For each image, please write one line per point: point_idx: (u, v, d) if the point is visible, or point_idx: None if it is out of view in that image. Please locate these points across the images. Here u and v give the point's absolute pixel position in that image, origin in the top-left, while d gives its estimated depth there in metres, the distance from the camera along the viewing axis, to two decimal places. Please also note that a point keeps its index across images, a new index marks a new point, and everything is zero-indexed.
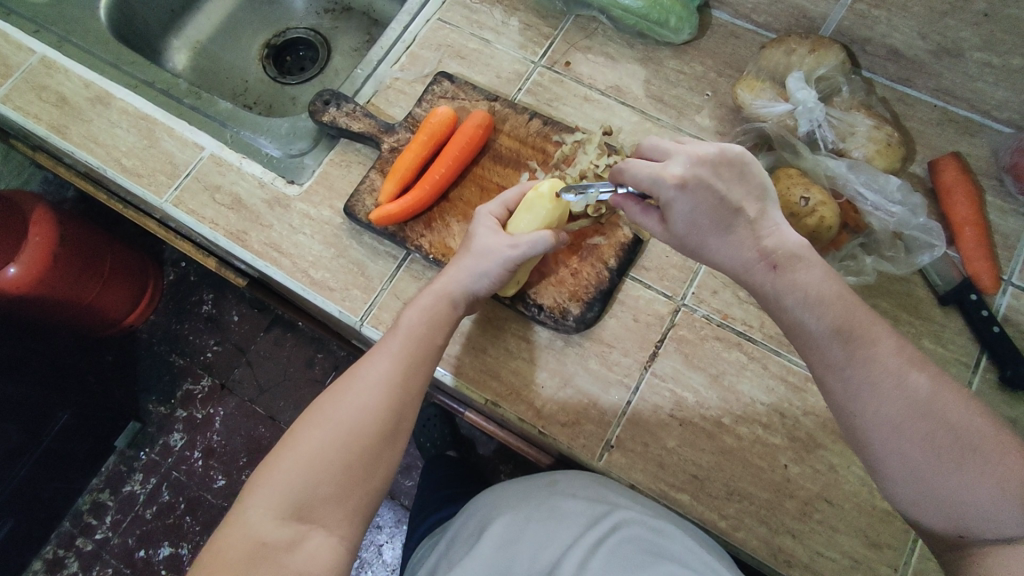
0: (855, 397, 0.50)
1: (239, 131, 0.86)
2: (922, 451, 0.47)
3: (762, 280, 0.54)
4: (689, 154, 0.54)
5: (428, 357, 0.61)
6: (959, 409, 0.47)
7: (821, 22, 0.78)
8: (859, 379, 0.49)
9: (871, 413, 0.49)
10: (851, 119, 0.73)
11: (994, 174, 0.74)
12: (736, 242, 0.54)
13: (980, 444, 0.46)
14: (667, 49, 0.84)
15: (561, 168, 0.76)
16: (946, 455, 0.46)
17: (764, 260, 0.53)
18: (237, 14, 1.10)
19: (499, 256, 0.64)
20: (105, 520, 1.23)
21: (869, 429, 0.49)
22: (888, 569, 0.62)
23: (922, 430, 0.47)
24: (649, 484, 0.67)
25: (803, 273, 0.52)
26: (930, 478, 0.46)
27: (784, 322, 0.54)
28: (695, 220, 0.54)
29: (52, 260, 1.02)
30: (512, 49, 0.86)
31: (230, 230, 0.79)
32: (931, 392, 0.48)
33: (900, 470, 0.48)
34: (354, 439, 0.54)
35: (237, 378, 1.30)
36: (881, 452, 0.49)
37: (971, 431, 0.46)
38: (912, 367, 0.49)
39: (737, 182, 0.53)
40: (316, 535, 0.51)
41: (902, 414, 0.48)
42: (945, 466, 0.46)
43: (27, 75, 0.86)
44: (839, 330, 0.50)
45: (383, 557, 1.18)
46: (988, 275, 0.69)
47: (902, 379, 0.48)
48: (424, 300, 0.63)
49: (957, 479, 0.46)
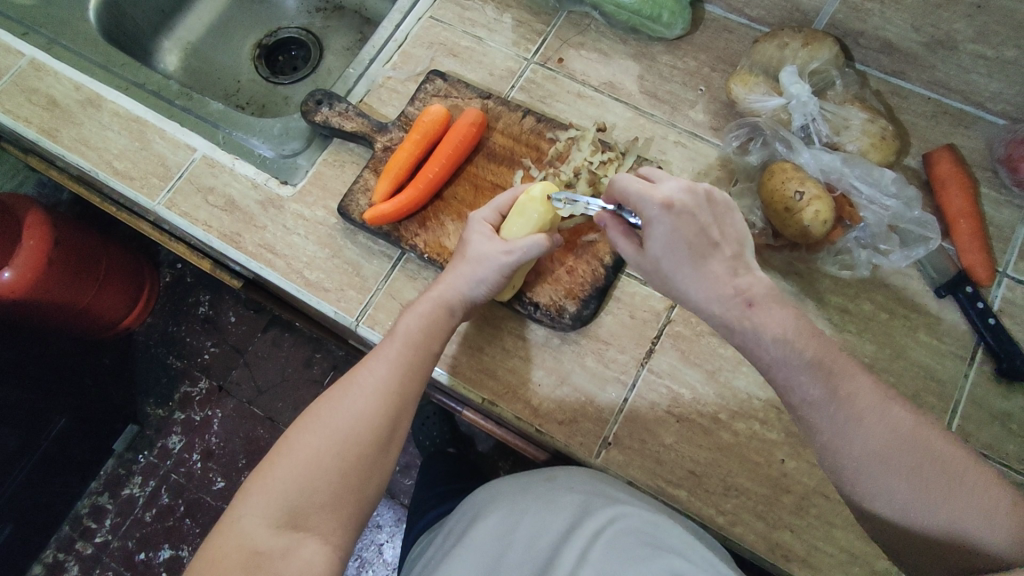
0: (842, 434, 0.49)
1: (232, 132, 0.84)
2: (910, 484, 0.47)
3: (737, 318, 0.53)
4: (677, 183, 0.55)
5: (423, 366, 0.61)
6: (938, 440, 0.48)
7: (815, 16, 0.77)
8: (845, 416, 0.49)
9: (858, 448, 0.49)
10: (846, 113, 0.73)
11: (989, 166, 0.74)
12: (711, 273, 0.54)
13: (963, 475, 0.47)
14: (660, 44, 0.84)
15: (555, 165, 0.76)
16: (934, 487, 0.47)
17: (740, 296, 0.53)
18: (228, 14, 1.09)
19: (495, 263, 0.63)
20: (105, 523, 1.23)
21: (856, 465, 0.49)
22: (886, 563, 0.62)
23: (909, 464, 0.47)
24: (648, 481, 0.67)
25: (775, 313, 0.52)
26: (918, 513, 0.47)
27: (762, 360, 0.53)
28: (673, 243, 0.54)
29: (47, 264, 1.01)
30: (505, 46, 0.86)
31: (224, 232, 0.78)
32: (914, 426, 0.49)
33: (886, 500, 0.48)
34: (350, 448, 0.54)
35: (234, 379, 1.29)
36: (870, 484, 0.49)
37: (954, 463, 0.47)
38: (892, 402, 0.50)
39: (719, 219, 0.54)
40: (310, 542, 0.50)
41: (888, 448, 0.48)
42: (933, 497, 0.47)
43: (17, 79, 0.86)
44: (818, 364, 0.50)
45: (383, 557, 1.18)
46: (983, 268, 0.69)
47: (886, 413, 0.49)
48: (422, 306, 0.63)
49: (946, 511, 0.46)
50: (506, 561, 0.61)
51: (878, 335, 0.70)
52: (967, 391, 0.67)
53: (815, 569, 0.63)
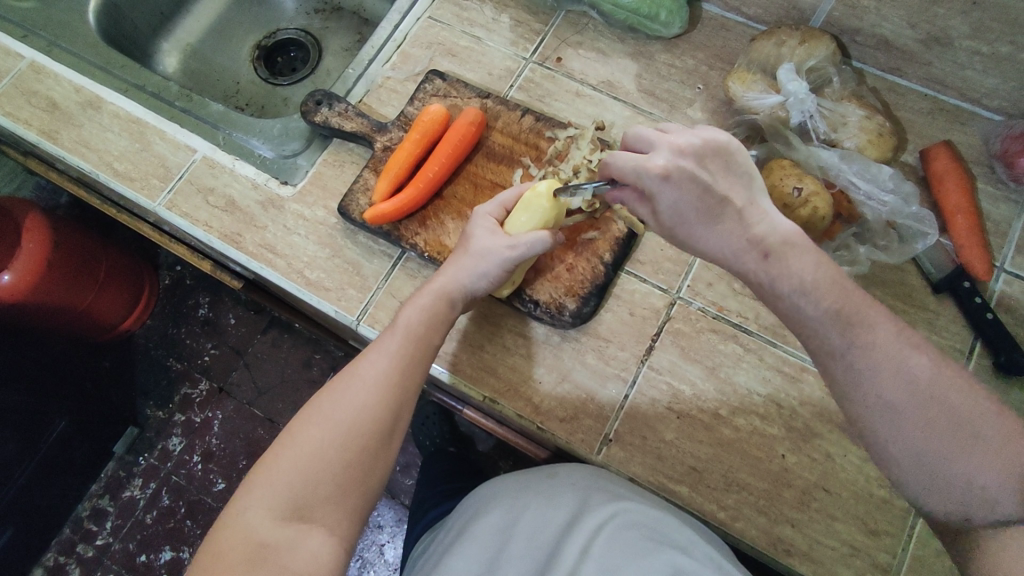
0: (859, 384, 0.49)
1: (231, 132, 0.85)
2: (927, 436, 0.46)
3: (753, 268, 0.54)
4: (672, 147, 0.55)
5: (423, 358, 0.61)
6: (960, 391, 0.47)
7: (812, 13, 0.77)
8: (860, 367, 0.49)
9: (873, 398, 0.48)
10: (842, 109, 0.73)
11: (986, 162, 0.75)
12: (725, 232, 0.54)
13: (982, 429, 0.45)
14: (658, 43, 0.84)
15: (554, 164, 0.76)
16: (950, 443, 0.46)
17: (755, 248, 0.53)
18: (227, 15, 1.09)
19: (498, 258, 0.64)
20: (106, 526, 1.23)
21: (872, 416, 0.48)
22: (886, 556, 0.63)
23: (925, 416, 0.46)
24: (648, 477, 0.67)
25: (792, 261, 0.52)
26: (936, 466, 0.46)
27: (780, 306, 0.54)
28: (681, 212, 0.55)
29: (46, 268, 1.01)
30: (504, 45, 0.86)
31: (224, 233, 0.79)
32: (933, 376, 0.47)
33: (903, 455, 0.47)
34: (353, 439, 0.54)
35: (235, 381, 1.29)
36: (886, 437, 0.48)
37: (974, 414, 0.46)
38: (912, 349, 0.48)
39: (722, 175, 0.54)
40: (315, 535, 0.51)
41: (905, 400, 0.47)
42: (947, 451, 0.46)
43: (17, 81, 0.86)
44: (836, 315, 0.50)
45: (385, 557, 1.18)
46: (981, 262, 0.69)
47: (904, 363, 0.48)
48: (423, 299, 0.63)
49: (961, 466, 0.45)
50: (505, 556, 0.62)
51: None
52: None
53: (816, 563, 0.63)
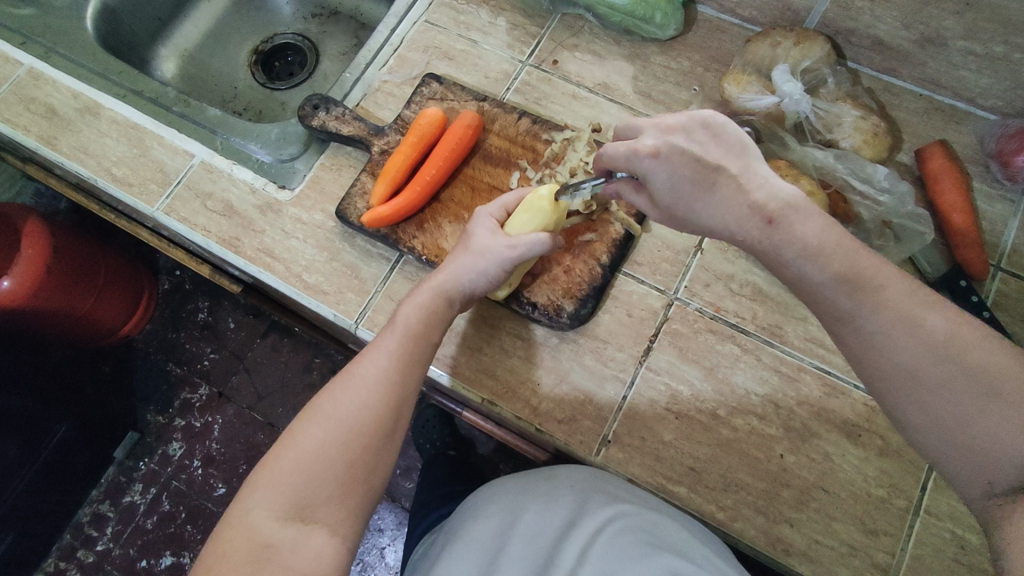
0: (872, 346, 0.47)
1: (229, 137, 0.86)
2: (944, 398, 0.44)
3: (758, 237, 0.51)
4: (658, 126, 0.54)
5: (422, 357, 0.61)
6: (980, 348, 0.44)
7: (806, 15, 0.77)
8: (874, 328, 0.47)
9: (885, 364, 0.46)
10: (838, 110, 0.74)
11: (981, 161, 0.75)
12: (724, 201, 0.52)
13: (1004, 388, 0.42)
14: (653, 45, 0.84)
15: (551, 166, 0.77)
16: (969, 399, 0.43)
17: (759, 214, 0.51)
18: (225, 20, 1.09)
19: (499, 256, 0.64)
20: (106, 531, 1.23)
21: (885, 378, 0.46)
22: (885, 556, 0.63)
23: (940, 376, 0.44)
24: (647, 478, 0.67)
25: (796, 227, 0.50)
26: (956, 427, 0.44)
27: (789, 279, 0.51)
28: (676, 188, 0.54)
29: (45, 273, 1.01)
30: (500, 48, 0.87)
31: (223, 237, 0.79)
32: (948, 333, 0.45)
33: (923, 419, 0.45)
34: (355, 438, 0.54)
35: (234, 385, 1.30)
36: (903, 402, 0.46)
37: (994, 371, 0.43)
38: (927, 309, 0.46)
39: (716, 145, 0.52)
40: (318, 535, 0.51)
41: (919, 362, 0.45)
42: (965, 408, 0.43)
43: (15, 87, 0.86)
44: (843, 279, 0.48)
45: (385, 561, 1.18)
46: (978, 260, 0.70)
47: (917, 324, 0.45)
48: (422, 297, 0.63)
49: (986, 425, 0.43)
50: (506, 554, 0.61)
51: None
52: None
53: (816, 563, 0.63)
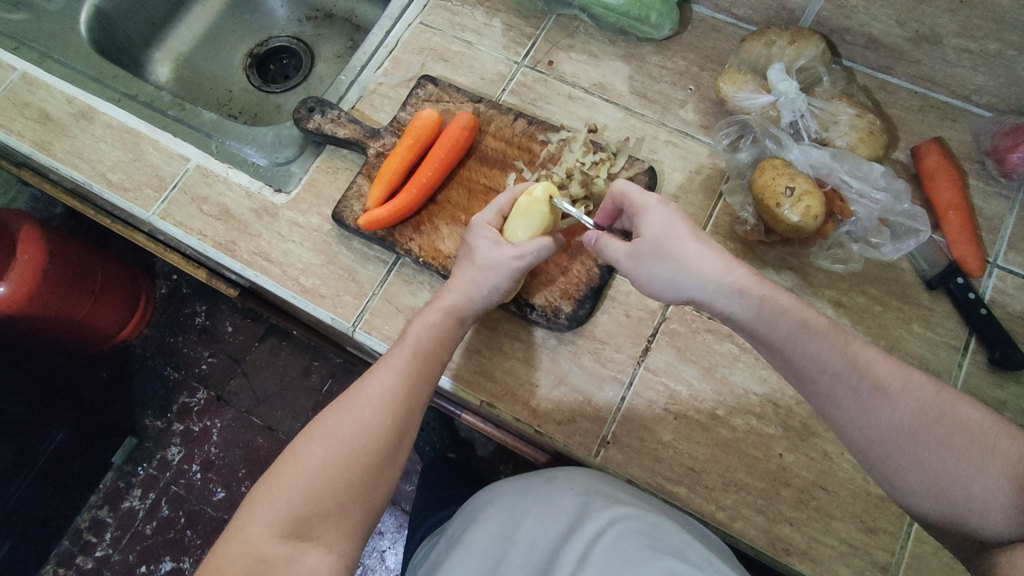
0: (866, 408, 0.49)
1: (225, 141, 0.86)
2: (939, 456, 0.47)
3: (749, 287, 0.53)
4: None
5: (428, 376, 0.61)
6: (962, 407, 0.48)
7: (801, 13, 0.78)
8: (869, 389, 0.49)
9: (882, 422, 0.48)
10: (834, 108, 0.74)
11: (977, 158, 0.75)
12: (710, 249, 0.55)
13: (995, 444, 0.46)
14: (649, 45, 0.84)
15: (547, 167, 0.76)
16: (965, 457, 0.46)
17: (745, 270, 0.54)
18: (219, 23, 1.09)
19: (506, 269, 0.64)
20: (105, 537, 1.22)
21: (881, 440, 0.49)
22: (885, 554, 0.63)
23: (936, 434, 0.47)
24: (647, 478, 0.67)
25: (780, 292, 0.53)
26: (952, 485, 0.46)
27: (772, 337, 0.52)
28: (670, 227, 0.56)
29: (41, 279, 1.00)
30: (495, 49, 0.87)
31: (219, 241, 0.79)
32: (936, 392, 0.49)
33: (920, 480, 0.47)
34: (357, 458, 0.54)
35: (232, 389, 1.29)
36: (899, 461, 0.48)
37: (981, 429, 0.47)
38: (912, 370, 0.50)
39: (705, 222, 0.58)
40: (314, 552, 0.50)
41: (914, 420, 0.48)
42: (960, 464, 0.46)
43: (8, 92, 0.86)
44: (832, 335, 0.51)
45: (386, 564, 1.17)
46: (973, 259, 0.70)
47: (909, 383, 0.49)
48: (432, 315, 0.64)
49: (980, 485, 0.45)
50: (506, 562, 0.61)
51: (871, 328, 0.70)
52: (962, 381, 0.67)
53: (815, 562, 0.63)
